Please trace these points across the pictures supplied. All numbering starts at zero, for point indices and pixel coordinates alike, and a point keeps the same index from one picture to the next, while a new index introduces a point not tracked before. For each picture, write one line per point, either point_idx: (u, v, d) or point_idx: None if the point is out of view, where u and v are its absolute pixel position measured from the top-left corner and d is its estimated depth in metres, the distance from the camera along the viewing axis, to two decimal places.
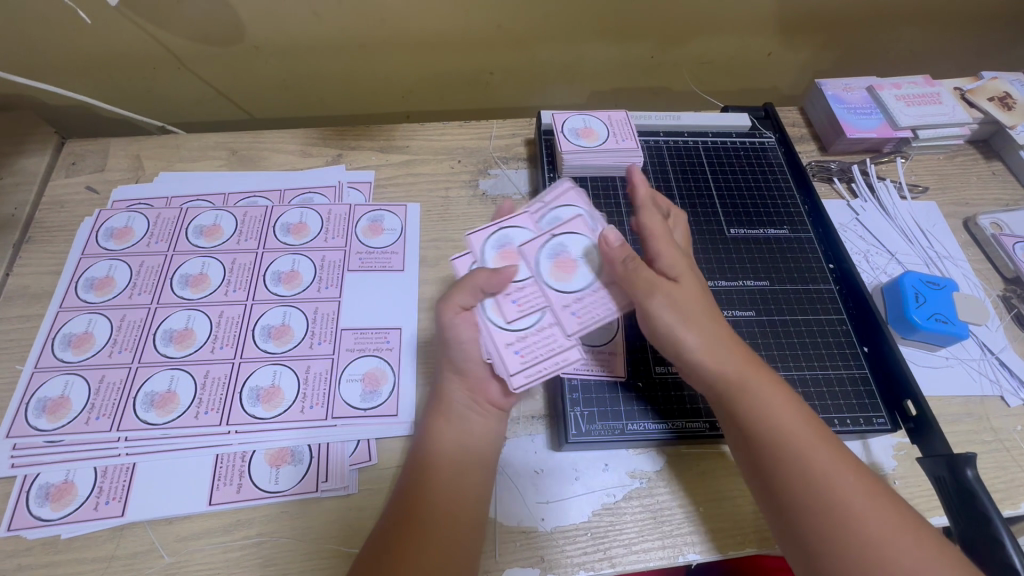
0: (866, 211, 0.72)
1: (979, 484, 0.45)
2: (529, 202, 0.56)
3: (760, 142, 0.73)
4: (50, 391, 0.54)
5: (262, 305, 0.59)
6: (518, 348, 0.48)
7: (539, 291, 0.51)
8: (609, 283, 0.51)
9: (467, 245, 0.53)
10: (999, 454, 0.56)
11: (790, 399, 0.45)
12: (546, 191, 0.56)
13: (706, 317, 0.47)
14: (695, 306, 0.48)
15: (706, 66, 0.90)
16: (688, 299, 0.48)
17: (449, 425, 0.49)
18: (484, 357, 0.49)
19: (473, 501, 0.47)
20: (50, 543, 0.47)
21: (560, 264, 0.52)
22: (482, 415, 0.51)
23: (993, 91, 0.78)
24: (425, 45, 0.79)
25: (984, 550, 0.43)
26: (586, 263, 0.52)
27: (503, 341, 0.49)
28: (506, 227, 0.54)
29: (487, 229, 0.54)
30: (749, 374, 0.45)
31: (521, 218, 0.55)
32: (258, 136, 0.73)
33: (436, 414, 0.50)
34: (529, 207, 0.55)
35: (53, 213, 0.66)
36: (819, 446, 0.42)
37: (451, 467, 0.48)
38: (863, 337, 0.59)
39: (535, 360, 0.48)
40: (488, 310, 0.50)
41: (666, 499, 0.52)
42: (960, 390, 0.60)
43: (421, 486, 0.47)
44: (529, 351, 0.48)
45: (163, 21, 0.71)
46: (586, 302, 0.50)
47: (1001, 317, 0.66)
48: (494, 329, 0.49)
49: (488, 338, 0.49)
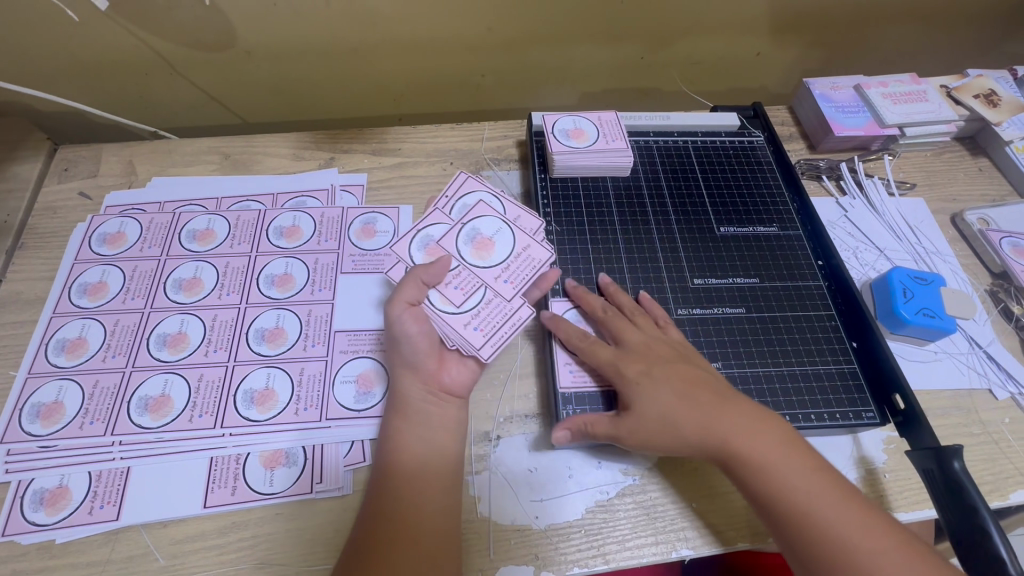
0: (855, 208, 0.73)
1: (967, 475, 0.46)
2: (434, 202, 0.60)
3: (749, 141, 0.74)
4: (43, 396, 0.54)
5: (256, 308, 0.60)
6: (476, 325, 0.51)
7: (470, 273, 0.54)
8: (524, 246, 0.56)
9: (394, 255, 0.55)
10: (988, 446, 0.57)
11: (791, 458, 0.46)
12: (447, 187, 0.61)
13: (688, 400, 0.48)
14: (673, 398, 0.49)
15: (695, 66, 0.91)
16: (657, 401, 0.49)
17: (415, 423, 0.50)
18: (449, 345, 0.51)
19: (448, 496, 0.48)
20: (45, 548, 0.47)
21: (479, 243, 0.56)
22: (440, 406, 0.51)
23: (979, 88, 0.79)
24: (416, 48, 0.80)
25: (968, 540, 0.44)
26: (499, 235, 0.57)
27: (461, 324, 0.51)
28: (423, 227, 0.57)
29: (407, 235, 0.56)
30: (746, 441, 0.47)
31: (433, 216, 0.58)
32: (250, 141, 0.74)
33: (398, 415, 0.50)
34: (437, 205, 0.59)
35: (46, 219, 0.66)
36: (826, 504, 0.44)
37: (427, 464, 0.48)
38: (852, 332, 0.59)
39: (493, 329, 0.51)
40: (436, 302, 0.52)
41: (659, 496, 0.53)
42: (949, 383, 0.61)
43: (400, 485, 0.47)
44: (486, 323, 0.52)
45: (154, 27, 0.71)
46: (514, 266, 0.55)
47: (988, 312, 0.66)
48: (449, 316, 0.51)
49: (445, 326, 0.51)
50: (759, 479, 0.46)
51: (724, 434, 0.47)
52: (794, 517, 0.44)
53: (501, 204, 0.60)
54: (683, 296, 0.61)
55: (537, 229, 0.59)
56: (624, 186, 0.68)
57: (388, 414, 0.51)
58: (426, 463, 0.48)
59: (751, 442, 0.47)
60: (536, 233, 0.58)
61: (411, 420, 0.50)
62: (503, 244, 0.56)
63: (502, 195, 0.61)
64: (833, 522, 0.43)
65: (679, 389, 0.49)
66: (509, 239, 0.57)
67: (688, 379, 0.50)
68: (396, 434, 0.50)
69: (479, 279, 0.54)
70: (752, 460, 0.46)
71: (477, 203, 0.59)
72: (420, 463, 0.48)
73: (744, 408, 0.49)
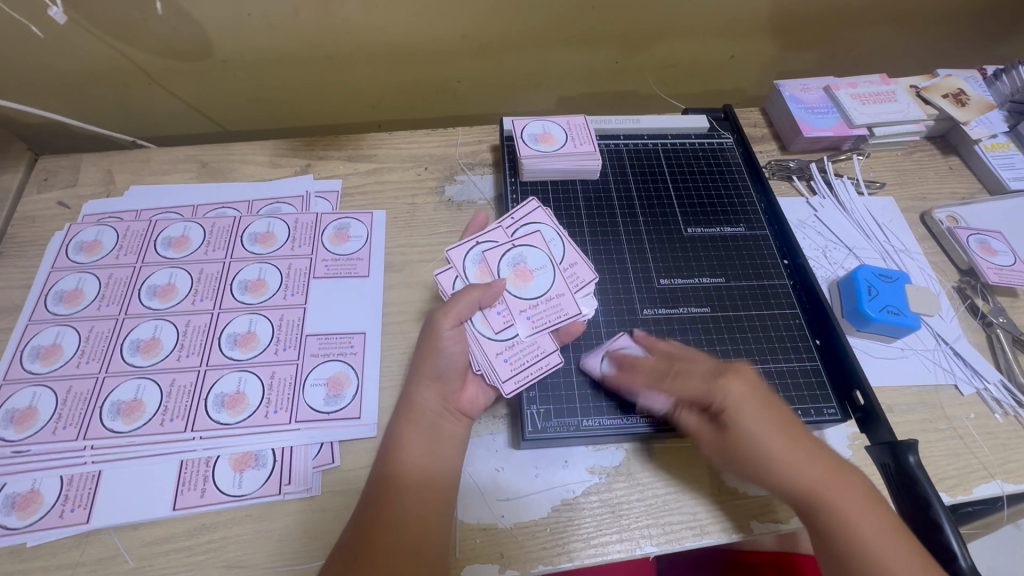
0: (825, 207, 0.74)
1: (921, 469, 0.46)
2: (498, 219, 0.63)
3: (718, 143, 0.75)
4: (17, 402, 0.55)
5: (229, 314, 0.61)
6: (506, 357, 0.54)
7: (513, 301, 0.57)
8: (562, 294, 0.58)
9: (447, 260, 0.59)
10: (953, 441, 0.57)
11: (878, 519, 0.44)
12: (516, 208, 0.63)
13: (784, 446, 0.47)
14: (772, 439, 0.47)
15: (670, 69, 0.92)
16: (755, 442, 0.48)
17: (411, 427, 0.51)
18: (475, 368, 0.54)
19: (435, 500, 0.48)
20: (16, 551, 0.48)
21: (523, 274, 0.58)
22: (454, 420, 0.52)
23: (947, 88, 0.80)
24: (392, 55, 0.81)
25: (922, 534, 0.45)
26: (542, 275, 0.58)
27: (493, 351, 0.54)
28: (481, 242, 0.60)
29: (464, 243, 0.60)
30: (835, 491, 0.45)
31: (495, 231, 0.61)
32: (228, 149, 0.75)
33: (405, 420, 0.51)
34: (500, 222, 0.62)
35: (25, 228, 0.67)
36: (905, 563, 0.42)
37: (416, 466, 0.49)
38: (816, 330, 0.60)
39: (518, 363, 0.54)
40: (477, 323, 0.55)
41: (624, 494, 0.53)
42: (914, 379, 0.61)
43: (387, 486, 0.48)
44: (517, 359, 0.54)
45: (131, 38, 0.73)
46: (550, 306, 0.57)
47: (955, 308, 0.67)
48: (484, 339, 0.54)
49: (479, 350, 0.54)
50: (840, 523, 0.45)
51: (812, 482, 0.46)
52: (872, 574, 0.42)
53: (561, 246, 0.61)
54: (650, 296, 0.61)
55: (586, 283, 0.60)
56: (594, 188, 0.69)
57: (395, 420, 0.52)
58: (420, 466, 0.49)
59: (838, 494, 0.45)
60: (582, 286, 0.59)
61: (415, 425, 0.51)
62: (543, 285, 0.58)
63: (564, 236, 0.62)
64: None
65: (779, 427, 0.48)
66: (549, 280, 0.58)
67: (784, 424, 0.48)
68: (396, 439, 0.51)
69: (514, 310, 0.56)
70: (838, 508, 0.45)
71: (537, 236, 0.61)
72: (409, 464, 0.49)
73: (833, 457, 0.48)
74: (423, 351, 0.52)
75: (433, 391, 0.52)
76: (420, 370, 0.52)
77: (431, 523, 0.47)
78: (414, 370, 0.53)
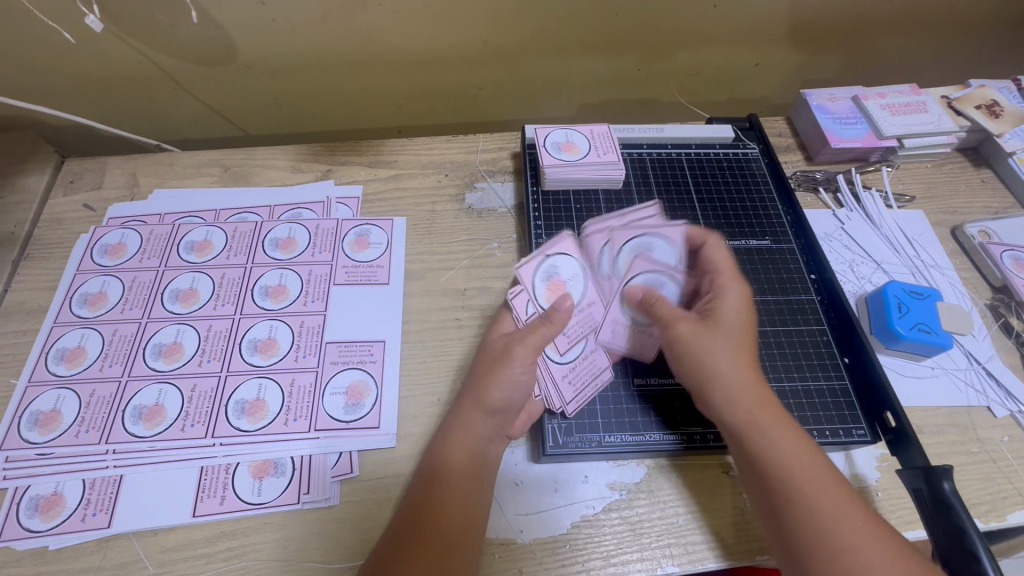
0: (852, 220, 0.72)
1: (955, 496, 0.45)
2: (607, 216, 0.62)
3: (743, 153, 0.74)
4: (42, 405, 0.55)
5: (249, 319, 0.61)
6: (570, 379, 0.55)
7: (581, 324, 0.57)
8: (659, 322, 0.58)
9: (518, 279, 0.57)
10: (985, 465, 0.55)
11: (804, 444, 0.46)
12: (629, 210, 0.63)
13: (738, 353, 0.50)
14: (729, 342, 0.51)
15: (693, 76, 0.91)
16: (721, 338, 0.51)
17: (451, 446, 0.50)
18: (536, 392, 0.55)
19: (466, 524, 0.47)
20: (39, 554, 0.48)
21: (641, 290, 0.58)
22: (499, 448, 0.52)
23: (980, 99, 0.78)
24: (413, 61, 0.81)
25: (958, 565, 0.43)
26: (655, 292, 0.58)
27: (559, 374, 0.56)
28: (551, 257, 0.58)
29: (532, 260, 0.58)
30: (772, 411, 0.48)
31: (564, 244, 0.59)
32: (249, 153, 0.75)
33: (450, 441, 0.50)
34: (610, 220, 0.62)
35: (52, 230, 0.68)
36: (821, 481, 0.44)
37: (451, 483, 0.48)
38: (844, 348, 0.59)
39: (578, 377, 0.56)
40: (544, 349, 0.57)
41: (645, 511, 0.52)
42: (945, 399, 0.59)
43: (421, 501, 0.48)
44: (578, 379, 0.56)
45: (158, 42, 0.73)
46: (628, 329, 0.58)
47: (988, 327, 0.65)
48: (552, 364, 0.56)
49: (546, 374, 0.55)
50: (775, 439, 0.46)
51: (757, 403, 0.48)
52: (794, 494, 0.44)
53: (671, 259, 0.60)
54: None
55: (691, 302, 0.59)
56: (616, 198, 0.68)
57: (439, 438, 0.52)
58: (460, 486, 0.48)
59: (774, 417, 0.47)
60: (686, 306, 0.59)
61: (459, 446, 0.50)
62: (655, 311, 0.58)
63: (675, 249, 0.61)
64: (830, 507, 0.43)
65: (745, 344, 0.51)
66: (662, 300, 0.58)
67: (745, 336, 0.52)
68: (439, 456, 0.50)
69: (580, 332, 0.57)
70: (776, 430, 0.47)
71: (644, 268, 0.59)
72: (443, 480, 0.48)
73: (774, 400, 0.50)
74: (490, 381, 0.51)
75: (480, 414, 0.51)
76: (480, 397, 0.51)
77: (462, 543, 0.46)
78: (474, 396, 0.51)
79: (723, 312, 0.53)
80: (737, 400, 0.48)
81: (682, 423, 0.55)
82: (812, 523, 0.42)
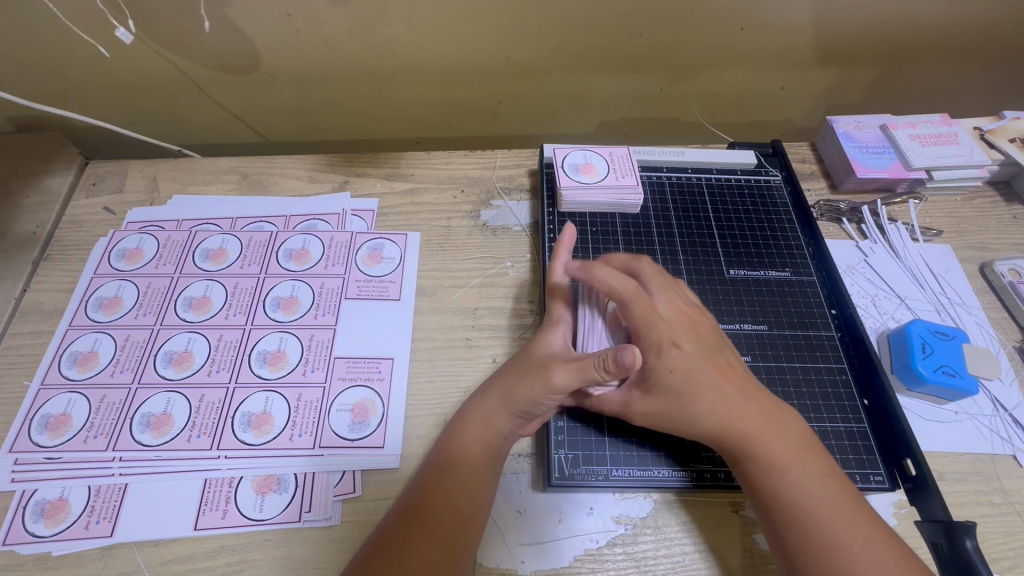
0: (876, 253, 0.70)
1: (978, 556, 0.43)
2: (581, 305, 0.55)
3: (766, 180, 0.72)
4: (53, 408, 0.56)
5: (260, 330, 0.61)
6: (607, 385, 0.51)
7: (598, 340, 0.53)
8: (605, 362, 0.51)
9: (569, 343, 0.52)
10: (1010, 518, 0.53)
11: (803, 457, 0.46)
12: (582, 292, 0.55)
13: (713, 374, 0.48)
14: (707, 375, 0.48)
15: (716, 98, 0.90)
16: (689, 369, 0.48)
17: (482, 410, 0.51)
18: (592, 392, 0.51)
19: (458, 522, 0.45)
20: (40, 560, 0.48)
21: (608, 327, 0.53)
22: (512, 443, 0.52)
23: (1014, 132, 0.75)
24: (435, 74, 0.81)
25: None
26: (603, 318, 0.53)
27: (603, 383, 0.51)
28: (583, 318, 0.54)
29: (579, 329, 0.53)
30: (758, 427, 0.47)
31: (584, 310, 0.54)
32: (268, 162, 0.76)
33: (468, 429, 0.50)
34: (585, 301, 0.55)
35: (72, 232, 0.69)
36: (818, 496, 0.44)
37: (455, 470, 0.48)
38: (863, 389, 0.57)
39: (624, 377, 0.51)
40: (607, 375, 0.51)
41: (651, 547, 0.51)
42: (969, 447, 0.57)
43: (428, 485, 0.47)
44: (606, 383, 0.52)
45: (187, 51, 0.75)
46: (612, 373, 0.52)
47: (1016, 371, 0.62)
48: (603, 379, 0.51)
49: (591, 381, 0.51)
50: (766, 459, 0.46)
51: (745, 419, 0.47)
52: (798, 515, 0.43)
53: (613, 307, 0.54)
54: None
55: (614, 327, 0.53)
56: (633, 223, 0.67)
57: (483, 396, 0.52)
58: (472, 468, 0.48)
59: (769, 432, 0.47)
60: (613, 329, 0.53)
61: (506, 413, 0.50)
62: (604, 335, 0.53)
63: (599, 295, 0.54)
64: (829, 520, 0.42)
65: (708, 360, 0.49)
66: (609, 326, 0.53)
67: (709, 351, 0.50)
68: (466, 428, 0.50)
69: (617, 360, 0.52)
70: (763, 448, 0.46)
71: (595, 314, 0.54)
72: (459, 462, 0.48)
73: (765, 400, 0.49)
74: (524, 377, 0.50)
75: (503, 404, 0.50)
76: (509, 392, 0.50)
77: (450, 540, 0.44)
78: (504, 389, 0.50)
79: (662, 375, 0.48)
80: (727, 419, 0.47)
81: (694, 459, 0.54)
82: (813, 538, 0.42)
